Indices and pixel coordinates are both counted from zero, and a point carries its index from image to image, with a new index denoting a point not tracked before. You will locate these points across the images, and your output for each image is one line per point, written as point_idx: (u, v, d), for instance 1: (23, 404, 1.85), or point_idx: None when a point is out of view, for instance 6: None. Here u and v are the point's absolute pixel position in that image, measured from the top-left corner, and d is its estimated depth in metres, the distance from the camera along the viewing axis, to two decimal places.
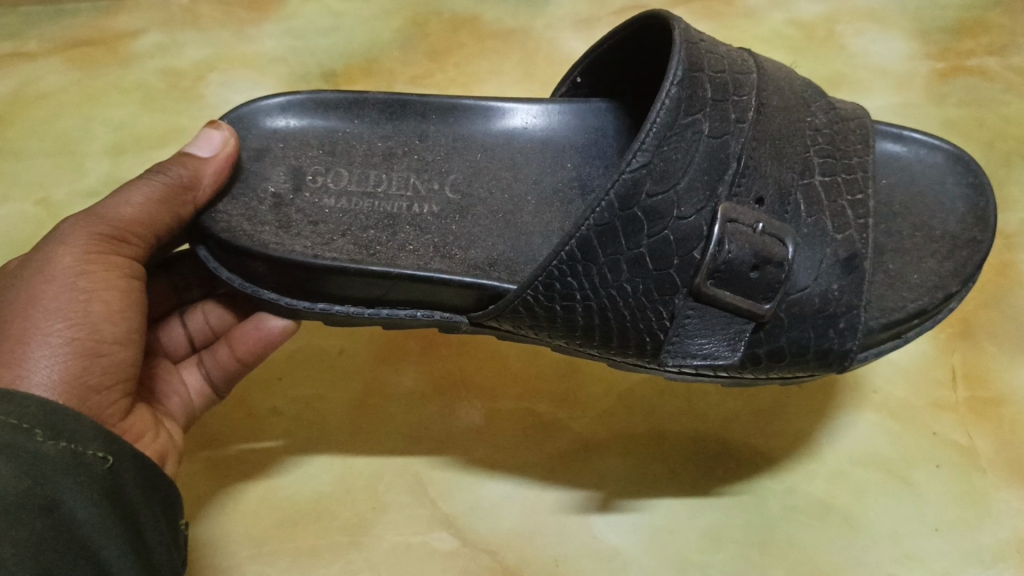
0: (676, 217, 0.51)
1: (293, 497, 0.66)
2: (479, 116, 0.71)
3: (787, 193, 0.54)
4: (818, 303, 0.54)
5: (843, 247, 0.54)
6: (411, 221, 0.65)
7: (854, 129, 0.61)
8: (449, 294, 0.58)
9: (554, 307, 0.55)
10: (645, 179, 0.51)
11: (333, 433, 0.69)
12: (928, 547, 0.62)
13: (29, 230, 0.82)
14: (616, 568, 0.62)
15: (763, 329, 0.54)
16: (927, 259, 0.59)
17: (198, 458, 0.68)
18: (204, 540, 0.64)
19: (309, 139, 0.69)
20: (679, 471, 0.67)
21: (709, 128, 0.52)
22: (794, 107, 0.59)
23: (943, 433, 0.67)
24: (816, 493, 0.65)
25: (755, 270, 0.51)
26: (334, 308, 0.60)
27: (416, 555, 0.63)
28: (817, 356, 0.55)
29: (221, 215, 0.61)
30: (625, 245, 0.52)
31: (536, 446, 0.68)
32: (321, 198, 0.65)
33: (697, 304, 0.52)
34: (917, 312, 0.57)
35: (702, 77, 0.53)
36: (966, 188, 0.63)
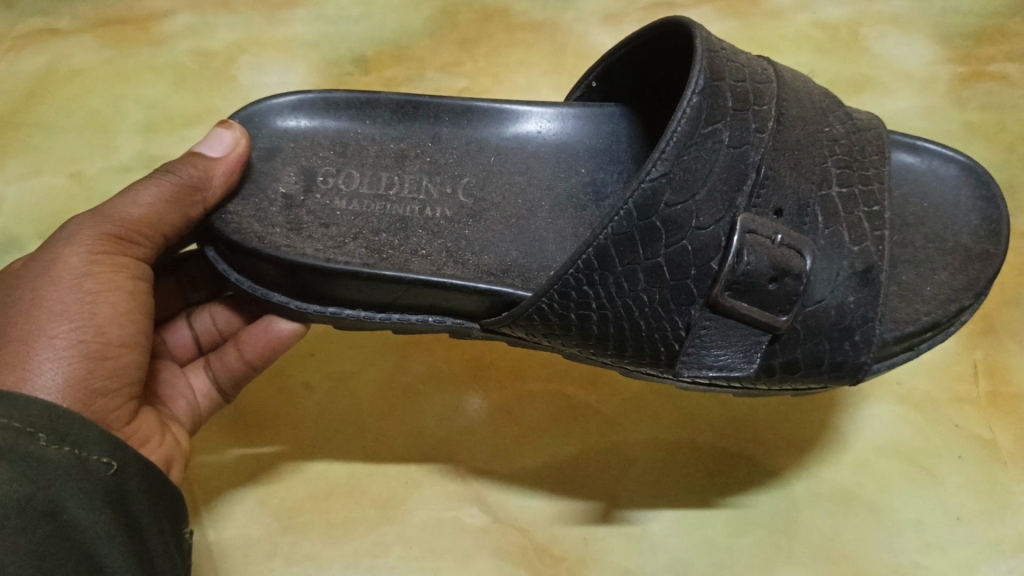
0: (695, 227, 0.50)
1: (326, 473, 0.66)
2: (493, 119, 0.70)
3: (804, 205, 0.53)
4: (834, 315, 0.53)
5: (859, 258, 0.53)
6: (423, 225, 0.64)
7: (870, 140, 0.60)
8: (462, 299, 0.57)
9: (569, 315, 0.54)
10: (665, 189, 0.49)
11: (365, 409, 0.70)
12: (950, 537, 0.63)
13: (61, 204, 0.82)
14: (645, 549, 0.63)
15: (779, 340, 0.53)
16: (940, 271, 0.59)
17: (229, 428, 0.69)
18: (239, 511, 0.65)
19: (320, 140, 0.68)
20: (705, 456, 0.67)
21: (729, 137, 0.51)
22: (812, 116, 0.57)
23: (964, 426, 0.68)
24: (841, 481, 0.66)
25: (773, 282, 0.50)
26: (343, 312, 0.59)
27: (447, 531, 0.64)
28: (832, 368, 0.54)
29: (230, 216, 0.60)
30: (642, 254, 0.51)
31: (555, 447, 0.68)
32: (333, 200, 0.64)
33: (714, 315, 0.51)
34: (932, 324, 0.56)
35: (724, 86, 0.52)
36: (979, 200, 0.63)
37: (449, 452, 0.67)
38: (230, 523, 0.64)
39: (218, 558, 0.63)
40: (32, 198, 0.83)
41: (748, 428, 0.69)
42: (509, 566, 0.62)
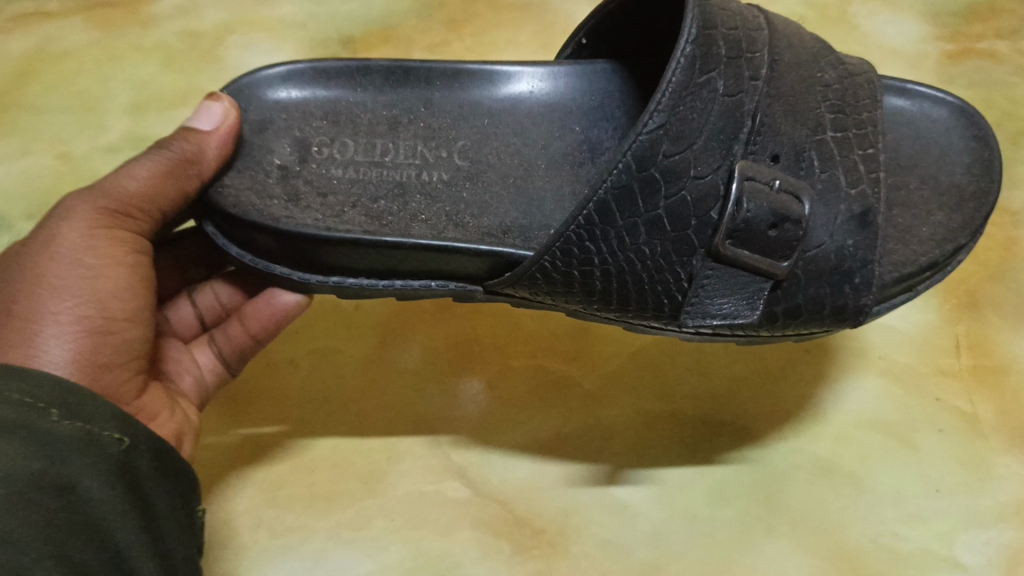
0: (693, 177, 0.50)
1: (311, 445, 0.67)
2: (484, 79, 0.70)
3: (801, 150, 0.52)
4: (834, 258, 0.52)
5: (857, 202, 0.52)
6: (421, 189, 0.64)
7: (863, 84, 0.58)
8: (464, 262, 0.57)
9: (571, 273, 0.54)
10: (662, 140, 0.49)
11: (351, 384, 0.70)
12: (929, 508, 0.64)
13: (52, 184, 0.83)
14: (625, 519, 0.64)
15: (780, 287, 0.53)
16: (937, 212, 0.59)
17: (214, 404, 0.69)
18: (222, 484, 0.65)
19: (313, 110, 0.68)
20: (687, 430, 0.68)
21: (723, 86, 0.50)
22: (806, 62, 0.57)
23: (945, 399, 0.68)
24: (823, 453, 0.66)
25: (773, 229, 0.50)
26: (346, 281, 0.59)
27: (429, 503, 0.64)
28: (834, 313, 0.54)
29: (227, 189, 0.60)
30: (643, 208, 0.51)
31: (538, 423, 0.68)
32: (329, 169, 0.64)
33: (717, 265, 0.51)
34: (929, 264, 0.56)
35: (715, 34, 0.51)
36: (971, 139, 0.62)
37: (434, 426, 0.68)
38: (213, 495, 0.65)
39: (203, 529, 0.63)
40: (22, 178, 0.83)
41: (731, 403, 0.69)
42: (490, 537, 0.63)
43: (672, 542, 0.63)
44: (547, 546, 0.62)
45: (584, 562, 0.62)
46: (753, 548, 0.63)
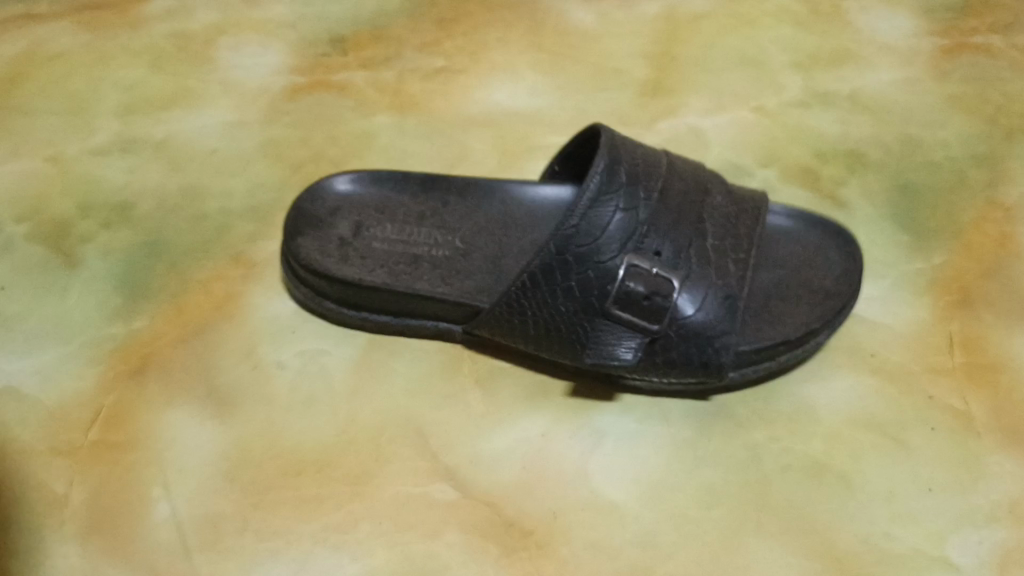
0: (598, 261, 0.64)
1: (297, 447, 0.66)
2: (483, 198, 0.75)
3: (681, 252, 0.65)
4: (699, 327, 0.64)
5: (720, 290, 0.64)
6: (431, 262, 0.71)
7: (745, 211, 0.69)
8: (444, 304, 0.69)
9: (515, 320, 0.67)
10: (574, 237, 0.64)
11: (338, 385, 0.70)
12: (921, 507, 0.63)
13: (39, 186, 0.81)
14: (614, 520, 0.63)
15: (658, 341, 0.64)
16: (802, 305, 0.68)
17: (200, 407, 0.68)
18: (208, 488, 0.64)
19: (365, 197, 0.75)
20: (675, 430, 0.67)
21: (621, 204, 0.65)
22: (695, 192, 0.68)
23: (938, 397, 0.68)
24: (813, 453, 0.66)
25: (646, 299, 0.63)
26: (361, 314, 0.71)
27: (417, 505, 0.64)
28: (701, 367, 0.64)
29: (300, 247, 0.71)
30: (560, 279, 0.65)
31: (524, 423, 0.68)
32: (372, 243, 0.72)
33: (611, 323, 0.64)
34: (783, 342, 0.65)
35: (620, 168, 0.66)
36: (843, 255, 0.71)
37: (421, 427, 0.67)
38: (201, 499, 0.64)
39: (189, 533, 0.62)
40: (9, 181, 0.82)
41: (722, 402, 0.69)
42: (478, 539, 0.62)
43: (661, 542, 0.62)
44: (535, 549, 0.62)
45: (572, 564, 0.61)
46: (743, 548, 0.62)
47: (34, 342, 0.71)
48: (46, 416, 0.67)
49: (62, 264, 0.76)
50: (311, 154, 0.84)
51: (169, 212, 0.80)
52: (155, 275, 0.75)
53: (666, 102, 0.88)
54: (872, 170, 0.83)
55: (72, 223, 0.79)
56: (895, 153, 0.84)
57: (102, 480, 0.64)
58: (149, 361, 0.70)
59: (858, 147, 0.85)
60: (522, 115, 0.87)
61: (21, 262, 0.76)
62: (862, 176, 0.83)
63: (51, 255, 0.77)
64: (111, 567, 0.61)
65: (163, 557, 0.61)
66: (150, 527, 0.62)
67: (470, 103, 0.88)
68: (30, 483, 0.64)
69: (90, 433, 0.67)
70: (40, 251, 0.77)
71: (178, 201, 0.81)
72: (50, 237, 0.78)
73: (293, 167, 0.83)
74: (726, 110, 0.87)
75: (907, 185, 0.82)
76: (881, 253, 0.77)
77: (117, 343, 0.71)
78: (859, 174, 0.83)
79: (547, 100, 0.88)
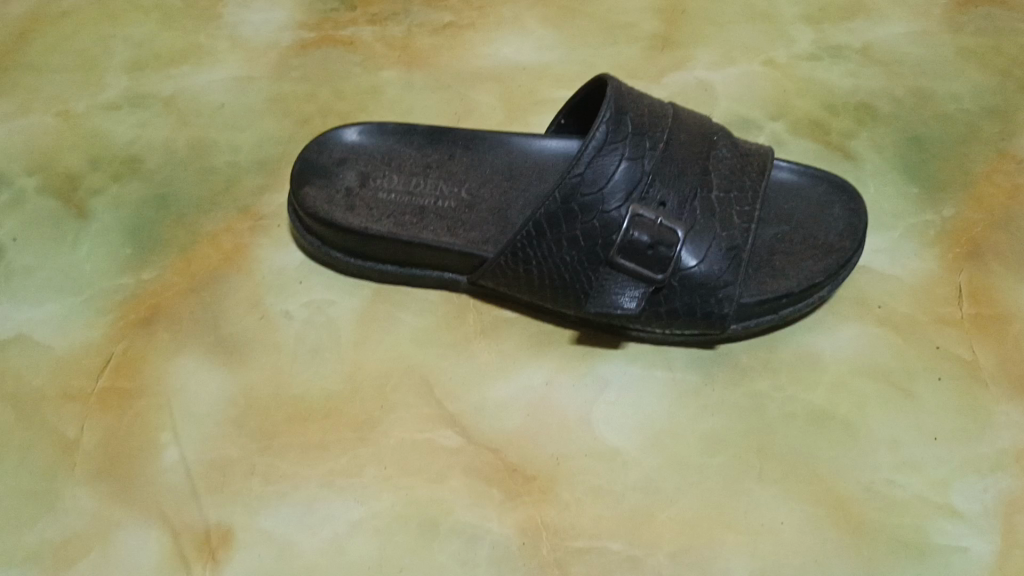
0: (603, 210, 0.63)
1: (304, 394, 0.67)
2: (487, 151, 0.74)
3: (687, 201, 0.64)
4: (703, 278, 0.63)
5: (725, 241, 0.64)
6: (436, 213, 0.71)
7: (753, 163, 0.68)
8: (450, 256, 0.69)
9: (519, 271, 0.67)
10: (580, 185, 0.63)
11: (345, 334, 0.70)
12: (926, 455, 0.63)
13: (49, 140, 0.83)
14: (617, 467, 0.63)
15: (661, 292, 0.64)
16: (807, 260, 0.67)
17: (208, 355, 0.69)
18: (215, 432, 0.65)
19: (371, 149, 0.76)
20: (679, 379, 0.68)
21: (627, 153, 0.64)
22: (699, 143, 0.67)
23: (945, 346, 0.68)
24: (817, 402, 0.66)
25: (650, 249, 0.62)
26: (368, 264, 0.72)
27: (421, 451, 0.64)
28: (703, 319, 0.64)
29: (308, 197, 0.71)
30: (564, 228, 0.64)
31: (528, 372, 0.68)
32: (378, 194, 0.72)
33: (614, 273, 0.64)
34: (787, 294, 0.65)
35: (627, 117, 0.65)
36: (848, 212, 0.70)
37: (426, 374, 0.68)
38: (208, 444, 0.64)
39: (197, 478, 0.63)
40: (20, 136, 0.83)
41: (727, 353, 0.69)
42: (482, 484, 0.63)
43: (664, 488, 0.62)
44: (539, 493, 0.62)
45: (575, 509, 0.61)
46: (745, 494, 0.62)
47: (45, 293, 0.73)
48: (58, 363, 0.69)
49: (73, 217, 0.77)
50: (318, 108, 0.84)
51: (178, 166, 0.81)
52: (163, 227, 0.76)
53: (675, 55, 0.88)
54: (882, 124, 0.83)
55: (84, 177, 0.80)
56: (905, 106, 0.84)
57: (111, 426, 0.65)
58: (158, 311, 0.71)
59: (868, 100, 0.84)
60: (530, 70, 0.87)
61: (33, 215, 0.77)
62: (872, 128, 0.82)
63: (62, 207, 0.78)
64: (121, 510, 0.62)
65: (171, 501, 0.62)
66: (158, 472, 0.63)
67: (478, 58, 0.88)
68: (42, 428, 0.65)
69: (100, 380, 0.68)
70: (52, 204, 0.78)
71: (186, 154, 0.82)
72: (61, 190, 0.79)
73: (301, 121, 0.84)
74: (735, 63, 0.87)
75: (917, 138, 0.81)
76: (890, 205, 0.77)
77: (126, 294, 0.72)
78: (869, 127, 0.82)
79: (555, 55, 0.88)
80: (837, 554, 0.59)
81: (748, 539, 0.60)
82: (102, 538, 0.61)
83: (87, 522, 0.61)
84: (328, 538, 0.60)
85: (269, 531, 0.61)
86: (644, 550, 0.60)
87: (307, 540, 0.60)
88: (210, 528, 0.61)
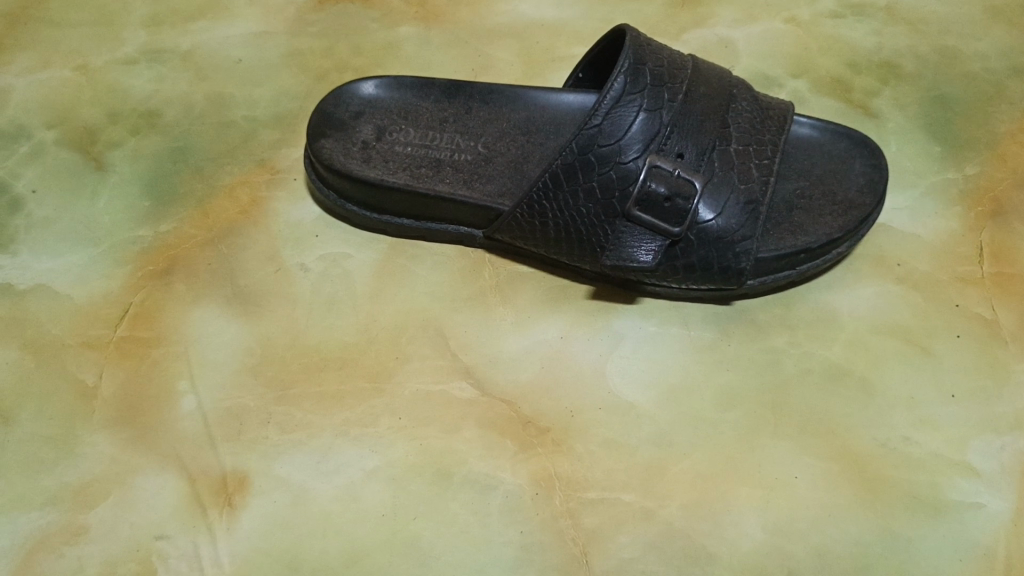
0: (620, 162, 0.63)
1: (320, 345, 0.67)
2: (504, 105, 0.74)
3: (704, 154, 0.64)
4: (720, 231, 0.63)
5: (744, 194, 0.63)
6: (452, 166, 0.71)
7: (773, 118, 0.67)
8: (465, 210, 0.69)
9: (535, 224, 0.66)
10: (598, 136, 0.63)
11: (360, 287, 0.70)
12: (943, 413, 0.62)
13: (67, 93, 0.83)
14: (630, 420, 0.63)
15: (678, 245, 0.63)
16: (826, 216, 0.66)
17: (224, 305, 0.69)
18: (231, 381, 0.66)
19: (388, 104, 0.76)
20: (695, 335, 0.67)
21: (645, 104, 0.63)
22: (718, 96, 0.66)
23: (965, 306, 0.67)
24: (834, 358, 0.65)
25: (667, 201, 0.62)
26: (385, 217, 0.72)
27: (436, 402, 0.64)
28: (720, 273, 0.64)
29: (325, 150, 0.71)
30: (581, 180, 0.64)
31: (543, 325, 0.68)
32: (395, 148, 0.73)
33: (631, 226, 0.63)
34: (806, 249, 0.64)
35: (645, 68, 0.64)
36: (868, 167, 0.69)
37: (441, 327, 0.68)
38: (225, 392, 0.65)
39: (214, 424, 0.64)
40: (39, 88, 0.84)
41: (743, 309, 0.68)
42: (495, 436, 0.63)
43: (677, 442, 0.62)
44: (552, 445, 0.62)
45: (587, 461, 0.61)
46: (759, 448, 0.61)
47: (64, 242, 0.73)
48: (76, 311, 0.69)
49: (92, 169, 0.78)
50: (335, 65, 0.85)
51: (195, 120, 0.81)
52: (181, 181, 0.77)
53: (695, 12, 0.87)
54: (906, 82, 0.82)
55: (102, 130, 0.81)
56: (930, 65, 0.83)
57: (129, 373, 0.66)
58: (176, 263, 0.72)
59: (891, 58, 0.84)
60: (549, 26, 0.86)
61: (52, 167, 0.78)
62: (895, 86, 0.81)
63: (81, 159, 0.79)
64: (138, 455, 0.63)
65: (188, 447, 0.63)
66: (175, 419, 0.64)
67: (496, 14, 0.87)
68: (61, 374, 0.66)
69: (119, 329, 0.68)
70: (71, 155, 0.79)
71: (204, 109, 0.82)
72: (80, 142, 0.80)
73: (317, 77, 0.84)
74: (758, 21, 0.86)
75: (942, 96, 0.80)
76: (911, 164, 0.76)
77: (144, 245, 0.73)
78: (892, 86, 0.81)
79: (574, 12, 0.87)
80: (850, 509, 0.59)
81: (761, 493, 0.60)
82: (120, 482, 0.61)
83: (104, 467, 0.62)
84: (341, 486, 0.61)
85: (284, 478, 0.61)
86: (657, 502, 0.60)
87: (321, 487, 0.61)
88: (227, 474, 0.61)
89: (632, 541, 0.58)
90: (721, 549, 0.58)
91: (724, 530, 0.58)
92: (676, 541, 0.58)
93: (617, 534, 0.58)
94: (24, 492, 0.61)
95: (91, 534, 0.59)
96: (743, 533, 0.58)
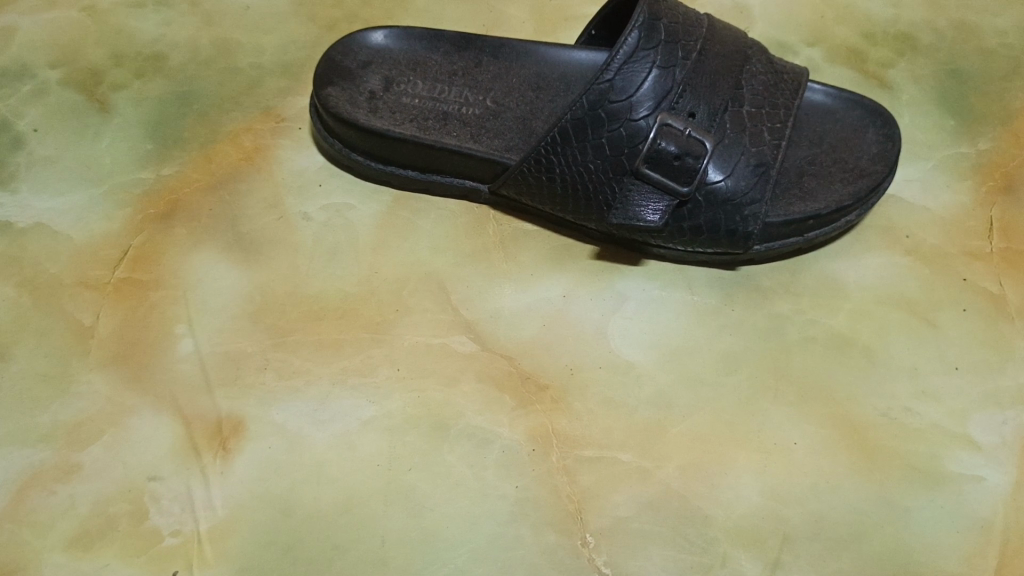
0: (630, 118, 0.62)
1: (320, 294, 0.67)
2: (514, 60, 0.74)
3: (716, 115, 0.63)
4: (728, 193, 0.62)
5: (754, 156, 0.62)
6: (460, 119, 0.70)
7: (786, 81, 0.67)
8: (472, 164, 0.68)
9: (541, 180, 0.66)
10: (609, 92, 0.62)
11: (363, 239, 0.70)
12: (946, 385, 0.62)
13: (73, 34, 0.83)
14: (630, 380, 0.63)
15: (686, 206, 0.63)
16: (836, 182, 0.65)
17: (225, 250, 0.69)
18: (231, 325, 0.65)
19: (397, 55, 0.75)
20: (698, 299, 0.67)
21: (659, 61, 0.62)
22: (733, 56, 0.65)
23: (972, 280, 0.67)
24: (838, 327, 0.65)
25: (677, 160, 0.61)
26: (390, 169, 0.71)
27: (436, 354, 0.64)
28: (726, 235, 0.63)
29: (331, 98, 0.70)
30: (590, 136, 0.63)
31: (546, 282, 0.67)
32: (402, 99, 0.72)
33: (639, 184, 0.62)
34: (814, 215, 0.64)
35: (660, 24, 0.63)
36: (880, 137, 0.68)
37: (443, 281, 0.67)
38: (222, 337, 0.64)
39: (211, 368, 0.63)
40: (45, 27, 0.83)
41: (748, 275, 0.68)
42: (495, 391, 0.62)
43: (676, 404, 0.62)
44: (551, 401, 0.62)
45: (586, 418, 0.61)
46: (759, 413, 0.61)
47: (66, 182, 0.73)
48: (76, 251, 0.69)
49: (96, 110, 0.77)
50: (345, 15, 0.84)
51: (202, 65, 0.81)
52: (186, 125, 0.76)
53: None
54: (922, 55, 0.81)
55: (108, 72, 0.80)
56: (947, 38, 0.82)
57: (127, 314, 0.66)
58: (177, 207, 0.71)
59: (908, 31, 0.83)
60: None
61: (56, 106, 0.77)
62: (910, 59, 0.80)
63: (85, 99, 0.78)
64: (134, 395, 0.62)
65: (184, 389, 0.62)
66: (172, 360, 0.63)
67: None
68: (59, 313, 0.66)
69: (118, 271, 0.68)
70: (76, 96, 0.78)
71: (211, 54, 0.81)
72: (85, 83, 0.79)
73: (327, 27, 0.83)
74: None
75: (957, 70, 0.79)
76: (924, 136, 0.75)
77: (145, 188, 0.72)
78: (907, 58, 0.80)
79: None
80: (849, 476, 0.58)
81: (759, 457, 0.59)
82: (114, 423, 0.61)
83: (99, 406, 0.62)
84: (336, 434, 0.60)
85: (280, 424, 0.61)
86: (654, 463, 0.59)
87: (316, 435, 0.60)
88: (222, 419, 0.61)
89: (627, 499, 0.58)
90: (717, 512, 0.57)
91: (721, 492, 0.58)
92: (672, 501, 0.58)
93: (612, 493, 0.58)
94: (17, 429, 0.61)
95: (83, 473, 0.59)
96: (738, 495, 0.58)
